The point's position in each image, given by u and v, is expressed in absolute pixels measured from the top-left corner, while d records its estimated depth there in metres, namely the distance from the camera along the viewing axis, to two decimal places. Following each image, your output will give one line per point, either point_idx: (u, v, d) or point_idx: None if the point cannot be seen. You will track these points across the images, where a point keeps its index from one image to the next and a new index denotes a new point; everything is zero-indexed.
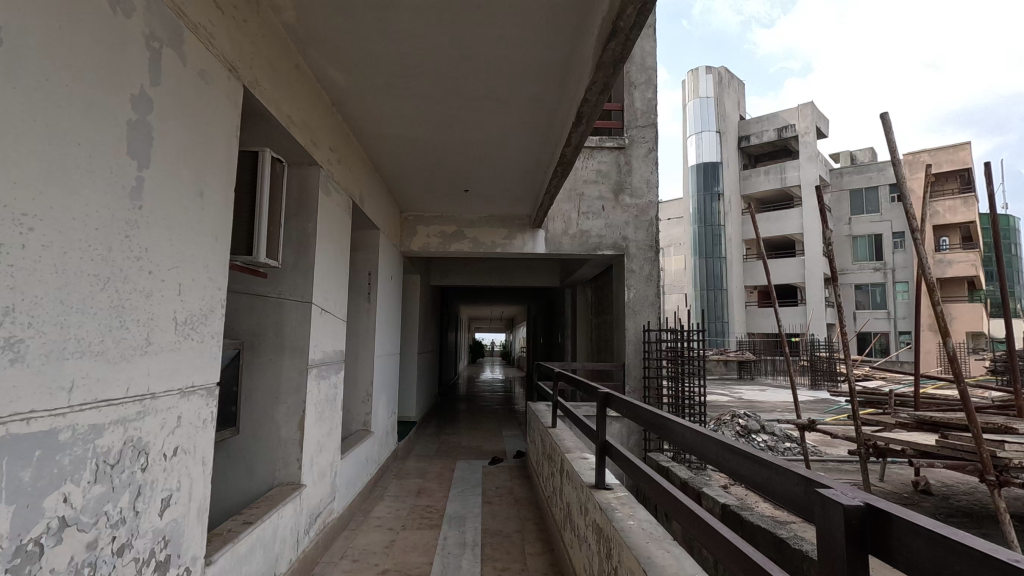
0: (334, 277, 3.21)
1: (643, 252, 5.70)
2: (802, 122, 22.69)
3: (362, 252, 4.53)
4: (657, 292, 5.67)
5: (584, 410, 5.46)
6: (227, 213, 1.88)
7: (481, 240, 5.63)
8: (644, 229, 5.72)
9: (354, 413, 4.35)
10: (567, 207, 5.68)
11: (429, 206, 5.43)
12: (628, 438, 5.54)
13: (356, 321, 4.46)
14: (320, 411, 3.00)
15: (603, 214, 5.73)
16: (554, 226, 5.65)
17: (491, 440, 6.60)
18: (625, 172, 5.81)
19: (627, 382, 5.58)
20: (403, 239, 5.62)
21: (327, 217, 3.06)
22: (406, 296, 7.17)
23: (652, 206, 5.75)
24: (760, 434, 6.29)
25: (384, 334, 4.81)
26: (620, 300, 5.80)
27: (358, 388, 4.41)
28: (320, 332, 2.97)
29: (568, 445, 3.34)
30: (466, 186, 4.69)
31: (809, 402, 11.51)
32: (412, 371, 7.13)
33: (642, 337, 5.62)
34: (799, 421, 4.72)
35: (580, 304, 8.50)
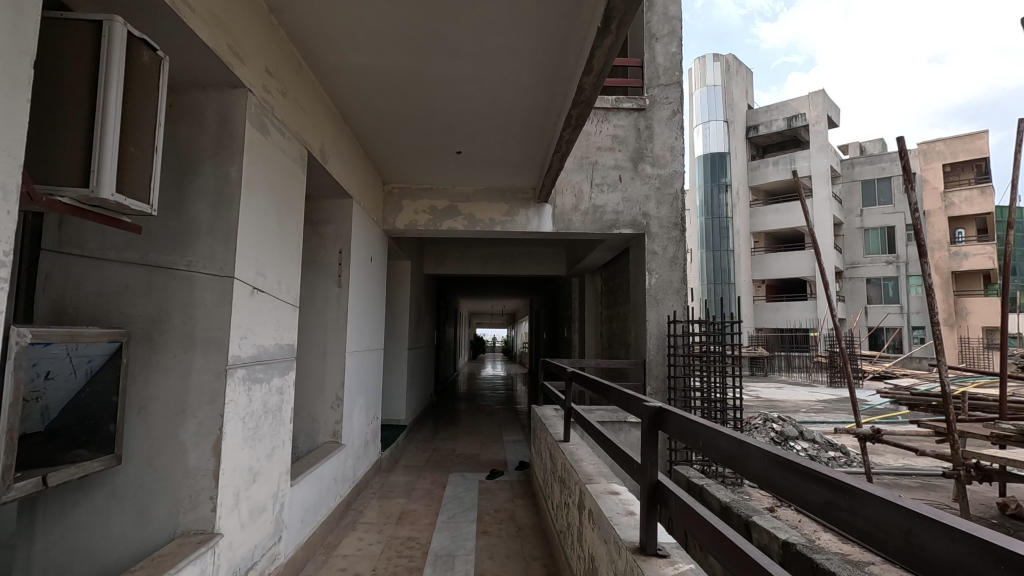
0: (276, 247, 2.40)
1: (666, 231, 4.88)
2: (813, 110, 21.78)
3: (332, 226, 3.73)
4: (683, 278, 4.86)
5: (600, 415, 4.65)
6: (15, 99, 1.07)
7: (478, 217, 4.82)
8: (668, 204, 4.91)
9: (321, 422, 3.59)
10: (578, 178, 4.87)
11: (414, 175, 4.62)
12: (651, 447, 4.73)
13: (324, 311, 3.67)
14: (251, 427, 2.20)
15: (620, 185, 4.91)
16: (563, 201, 4.85)
17: (491, 448, 5.80)
18: (645, 138, 4.99)
19: (649, 384, 4.78)
20: (386, 216, 4.81)
21: (262, 163, 2.24)
22: (394, 284, 6.37)
23: (677, 177, 4.94)
24: (799, 441, 5.49)
25: (361, 326, 4.02)
26: (640, 287, 5.00)
27: (327, 392, 3.61)
28: (251, 319, 2.17)
29: (589, 469, 2.53)
30: (458, 146, 3.90)
31: (832, 400, 10.68)
32: (403, 368, 6.33)
33: (667, 329, 4.81)
34: (858, 430, 3.93)
35: (588, 295, 7.72)
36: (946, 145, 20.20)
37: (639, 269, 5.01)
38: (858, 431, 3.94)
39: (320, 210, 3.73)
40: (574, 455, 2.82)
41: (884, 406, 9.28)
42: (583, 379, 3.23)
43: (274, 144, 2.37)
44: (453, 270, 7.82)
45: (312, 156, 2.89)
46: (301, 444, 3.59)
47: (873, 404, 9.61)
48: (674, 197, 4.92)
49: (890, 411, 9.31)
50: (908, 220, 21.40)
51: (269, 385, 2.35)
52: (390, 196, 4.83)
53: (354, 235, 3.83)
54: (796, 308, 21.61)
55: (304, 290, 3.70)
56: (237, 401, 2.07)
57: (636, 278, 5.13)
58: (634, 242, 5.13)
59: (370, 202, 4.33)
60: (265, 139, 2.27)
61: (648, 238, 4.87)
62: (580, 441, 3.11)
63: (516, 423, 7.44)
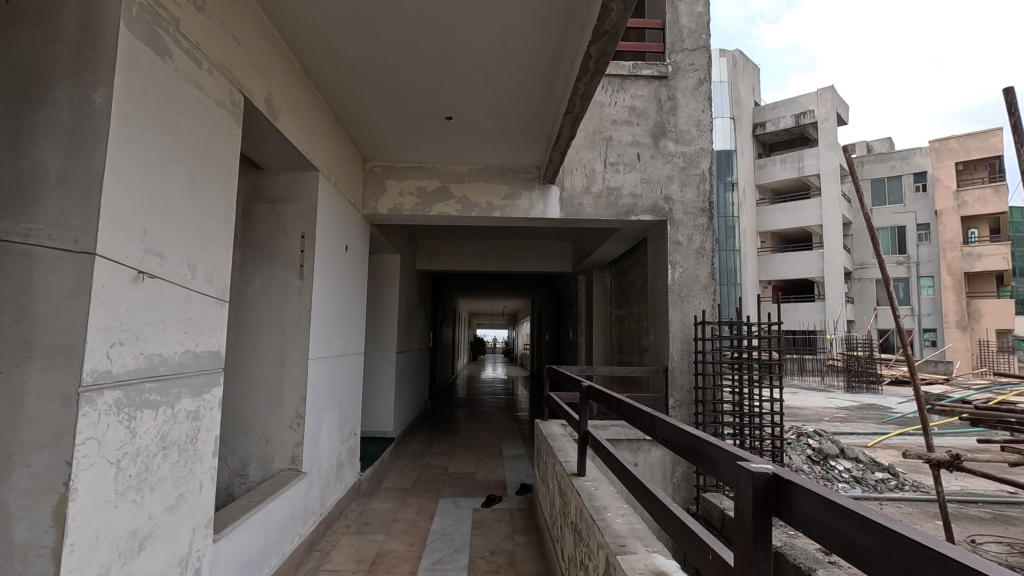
0: (183, 217, 1.73)
1: (692, 217, 4.21)
2: (822, 108, 20.94)
3: (294, 205, 3.06)
4: (711, 272, 4.20)
5: (615, 432, 3.96)
6: None
7: (472, 200, 4.15)
8: (694, 187, 4.24)
9: (276, 446, 2.92)
10: (589, 157, 4.20)
11: (399, 150, 3.95)
12: (675, 470, 4.03)
13: (282, 309, 3.00)
14: (134, 473, 1.52)
15: (639, 164, 4.24)
16: (572, 182, 4.18)
17: (488, 466, 5.11)
18: (666, 111, 4.32)
19: (672, 396, 4.10)
20: (366, 199, 4.13)
21: (156, 94, 1.57)
22: (381, 280, 5.70)
23: (704, 156, 4.27)
24: (840, 461, 4.79)
25: (330, 327, 3.35)
26: (661, 284, 4.32)
27: (285, 408, 2.93)
28: (133, 318, 1.50)
29: (616, 525, 1.85)
30: (449, 109, 3.23)
31: (854, 407, 9.99)
32: (389, 374, 5.66)
33: (693, 331, 4.13)
34: (932, 456, 3.23)
35: (596, 293, 7.07)
36: (959, 143, 19.56)
37: (660, 262, 4.34)
38: (933, 457, 3.24)
39: (280, 187, 3.07)
40: (594, 498, 2.13)
41: (915, 415, 8.59)
42: (607, 398, 2.54)
43: (182, 74, 1.70)
44: (448, 266, 7.17)
45: (252, 105, 2.22)
46: (252, 473, 2.91)
47: (902, 412, 8.91)
48: (700, 179, 4.26)
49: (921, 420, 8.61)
50: (919, 219, 20.56)
51: (170, 411, 1.67)
52: (370, 176, 4.16)
53: (321, 217, 3.16)
54: (806, 309, 20.90)
55: (258, 283, 3.02)
56: (103, 438, 1.39)
57: (656, 273, 4.45)
58: (653, 231, 4.46)
59: (345, 180, 3.64)
60: (163, 62, 1.60)
61: (670, 226, 4.20)
62: (600, 477, 2.42)
63: (516, 434, 6.75)
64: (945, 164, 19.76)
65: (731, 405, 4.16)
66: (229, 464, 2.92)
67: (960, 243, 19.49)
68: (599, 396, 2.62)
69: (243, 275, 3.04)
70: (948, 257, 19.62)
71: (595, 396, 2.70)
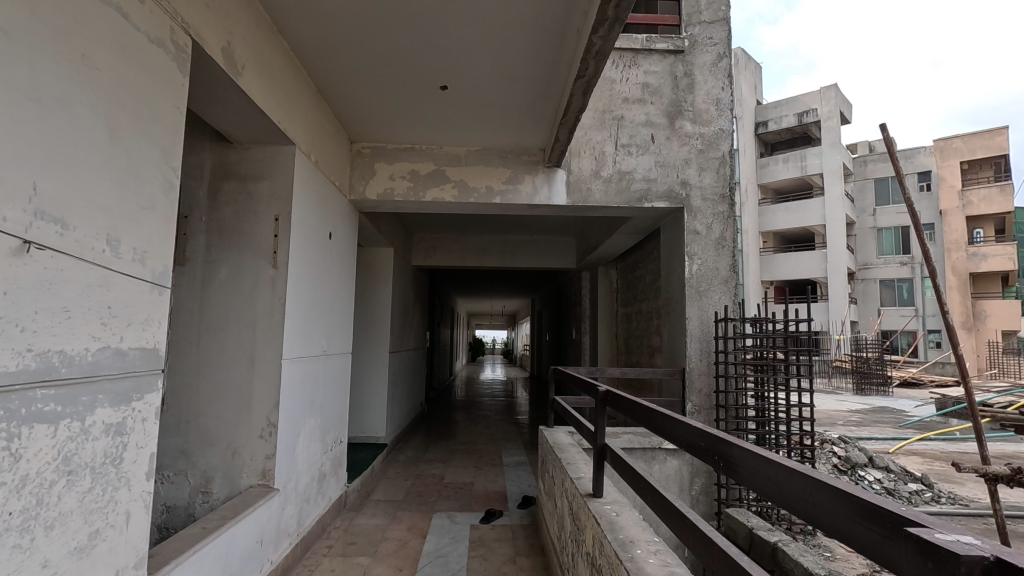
0: (99, 177, 1.35)
1: (711, 204, 3.85)
2: (825, 106, 20.56)
3: (267, 183, 2.68)
4: (732, 265, 3.83)
5: (627, 441, 3.58)
6: None
7: (469, 184, 3.78)
8: (713, 171, 3.87)
9: (245, 459, 2.54)
10: (599, 138, 3.84)
11: (388, 128, 3.57)
12: (693, 482, 3.66)
13: (253, 301, 2.62)
14: (17, 511, 1.14)
15: (653, 146, 3.87)
16: (580, 165, 3.82)
17: (487, 475, 4.74)
18: (683, 88, 3.95)
19: (691, 400, 3.73)
20: (354, 183, 3.76)
21: (53, 9, 1.20)
22: (373, 275, 5.33)
23: (724, 137, 3.91)
24: (869, 470, 4.41)
25: (309, 324, 2.96)
26: (676, 278, 3.95)
27: (254, 416, 2.56)
28: (11, 303, 1.11)
29: (651, 566, 1.47)
30: (444, 76, 2.86)
31: (866, 409, 9.63)
32: (382, 375, 5.29)
33: (713, 329, 3.76)
34: (989, 470, 2.85)
35: (601, 289, 6.70)
36: (965, 142, 19.22)
37: (675, 254, 3.97)
38: (989, 472, 2.87)
39: (252, 163, 2.69)
40: (616, 529, 1.75)
41: (932, 419, 8.21)
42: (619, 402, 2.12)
43: None
44: (445, 261, 6.81)
45: (205, 52, 1.84)
46: (216, 491, 2.53)
47: (918, 416, 8.52)
48: (720, 162, 3.89)
49: (938, 424, 8.23)
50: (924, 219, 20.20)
51: (78, 426, 1.29)
52: (358, 157, 3.78)
53: (299, 199, 2.78)
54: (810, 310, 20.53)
55: (225, 271, 2.63)
56: None
57: (670, 266, 4.08)
58: (667, 220, 4.10)
59: (328, 160, 3.26)
60: None
61: (688, 214, 3.83)
62: (621, 500, 2.04)
63: (516, 440, 6.37)
64: (950, 164, 19.40)
65: (755, 412, 3.77)
66: (189, 480, 2.53)
67: (965, 243, 19.12)
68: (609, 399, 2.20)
69: (208, 263, 2.65)
70: (953, 257, 19.25)
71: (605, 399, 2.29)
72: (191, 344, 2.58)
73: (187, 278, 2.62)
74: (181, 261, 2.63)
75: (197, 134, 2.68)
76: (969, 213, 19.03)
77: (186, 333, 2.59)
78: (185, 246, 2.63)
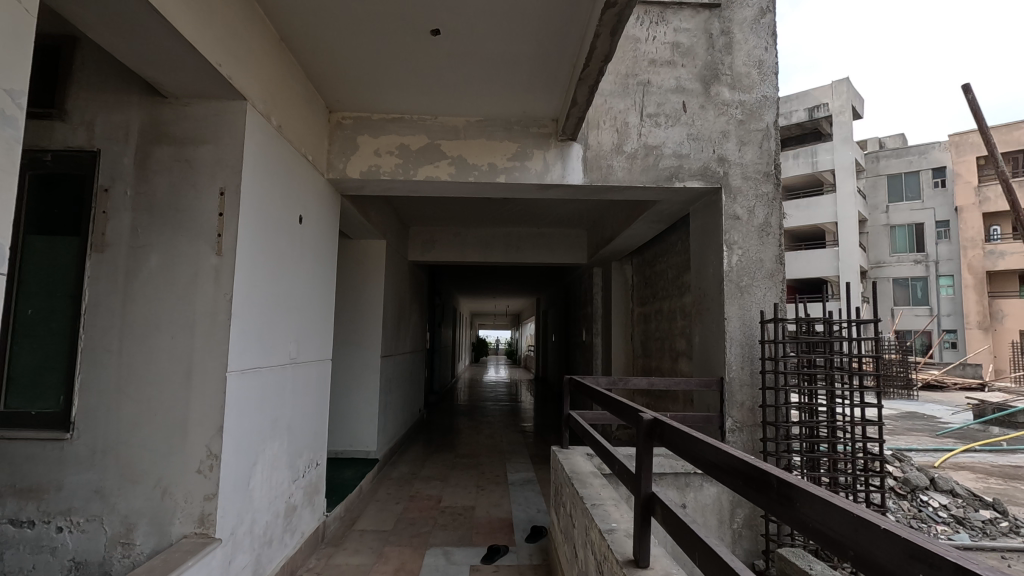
0: None
1: (753, 184, 3.27)
2: (837, 100, 19.63)
3: (210, 147, 2.11)
4: (778, 255, 3.25)
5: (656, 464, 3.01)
6: None
7: (468, 160, 3.22)
8: (755, 146, 3.29)
9: (177, 500, 1.97)
10: (621, 107, 3.27)
11: (372, 92, 3.01)
12: (734, 514, 3.08)
13: (191, 298, 2.05)
14: None
15: (685, 116, 3.28)
16: (598, 139, 3.25)
17: (490, 497, 4.17)
18: (719, 49, 3.38)
19: (731, 416, 3.14)
20: (333, 159, 3.20)
21: None
22: (363, 269, 4.77)
23: (768, 106, 3.32)
24: (932, 494, 3.81)
25: (267, 326, 2.38)
26: (711, 272, 3.37)
27: (190, 445, 1.99)
28: None
29: None
30: (433, 16, 2.28)
31: (895, 416, 8.99)
32: (373, 381, 4.73)
33: (756, 331, 3.19)
34: None
35: (616, 287, 6.12)
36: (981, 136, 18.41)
37: (711, 243, 3.39)
38: None
39: (193, 123, 2.12)
40: None
41: (970, 428, 7.57)
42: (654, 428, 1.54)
43: None
44: (445, 256, 6.25)
45: None
46: (141, 541, 1.97)
47: (954, 424, 7.87)
48: (762, 135, 3.32)
49: (977, 433, 7.59)
50: (939, 216, 19.50)
51: None
52: (339, 129, 3.22)
53: (253, 169, 2.21)
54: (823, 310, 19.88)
55: (156, 260, 2.06)
56: None
57: (703, 258, 3.51)
58: (699, 205, 3.53)
59: (298, 128, 2.70)
60: None
61: (726, 196, 3.25)
62: None
63: (521, 453, 5.79)
64: (965, 159, 18.56)
65: (808, 430, 3.17)
66: (106, 528, 1.97)
67: (981, 241, 18.30)
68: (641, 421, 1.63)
69: (134, 249, 2.07)
70: (969, 254, 18.48)
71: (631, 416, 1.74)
72: (111, 353, 2.01)
73: (106, 269, 2.04)
74: (100, 246, 2.06)
75: (122, 85, 2.11)
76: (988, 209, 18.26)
77: (105, 340, 2.02)
78: (105, 226, 2.06)
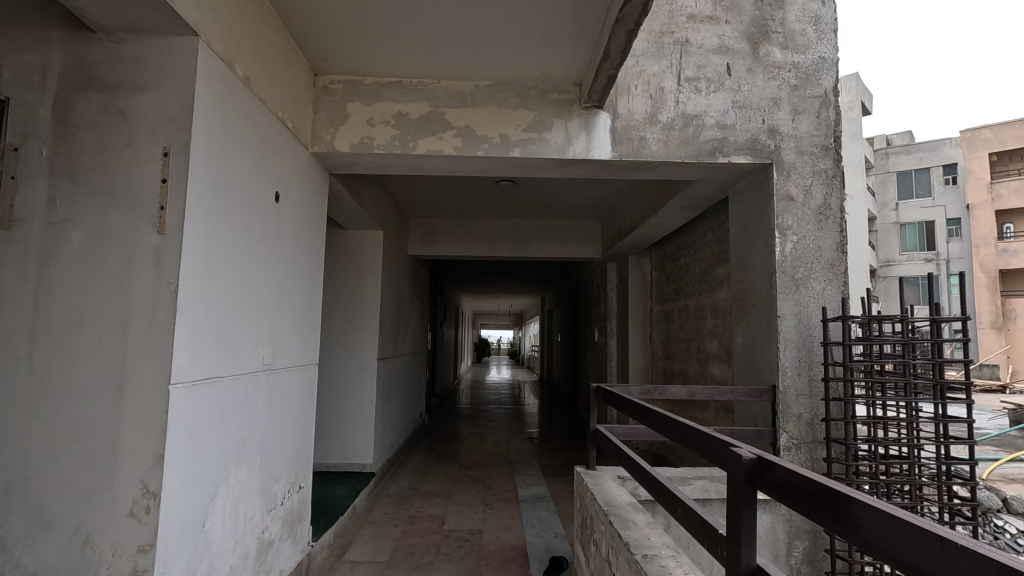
0: None
1: (810, 159, 2.80)
2: (846, 95, 19.03)
3: (152, 96, 1.65)
4: (839, 242, 2.79)
5: (701, 489, 2.54)
6: None
7: (476, 131, 2.75)
8: (811, 115, 2.83)
9: (101, 552, 1.51)
10: (655, 69, 2.82)
11: (364, 50, 2.54)
12: (792, 547, 2.61)
13: (124, 289, 1.59)
14: None
15: (730, 80, 2.82)
16: (629, 106, 2.79)
17: (500, 518, 3.70)
18: (768, 4, 2.91)
19: (786, 431, 2.67)
20: (318, 130, 2.73)
21: None
22: (359, 262, 4.31)
23: (826, 69, 2.86)
24: (1009, 519, 3.33)
25: (228, 326, 1.91)
26: (758, 263, 2.90)
27: (120, 479, 1.53)
28: None
29: None
30: None
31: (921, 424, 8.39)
32: (369, 386, 4.26)
33: (815, 331, 2.71)
34: None
35: (633, 284, 5.64)
36: (993, 133, 17.20)
37: (758, 229, 2.92)
38: None
39: (133, 65, 1.67)
40: None
41: (1008, 437, 7.00)
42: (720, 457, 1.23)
43: None
44: (448, 250, 5.80)
45: None
46: None
47: (988, 434, 7.27)
48: (819, 102, 2.85)
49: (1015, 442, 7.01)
50: (950, 215, 18.75)
51: None
52: (326, 96, 2.75)
53: (210, 127, 1.76)
54: None
55: (81, 240, 1.60)
56: None
57: (748, 247, 3.04)
58: (743, 185, 3.06)
59: (272, 86, 2.24)
60: None
61: (778, 173, 2.78)
62: None
63: (531, 464, 5.33)
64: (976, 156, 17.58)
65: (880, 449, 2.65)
66: None
67: (994, 239, 17.51)
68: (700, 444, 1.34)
69: (51, 227, 1.60)
70: (982, 254, 17.74)
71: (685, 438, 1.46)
72: (19, 361, 1.54)
73: (14, 251, 1.57)
74: (5, 222, 1.57)
75: (38, 14, 1.64)
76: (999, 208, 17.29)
77: (10, 343, 1.55)
78: (12, 195, 1.58)
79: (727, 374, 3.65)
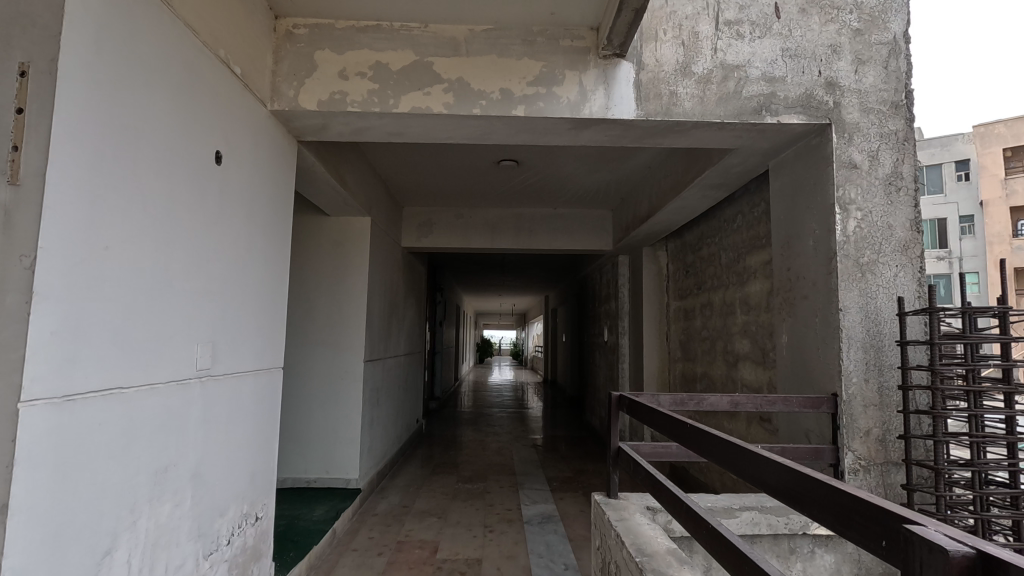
0: None
1: (876, 118, 2.31)
2: None
3: None
4: (914, 218, 2.28)
5: (749, 522, 2.04)
6: None
7: (471, 84, 2.27)
8: (877, 65, 2.34)
9: None
10: (688, 10, 2.33)
11: None
12: None
13: None
14: None
15: (777, 24, 2.34)
16: (656, 54, 2.30)
17: (501, 545, 3.21)
18: None
19: (852, 451, 2.16)
20: (279, 83, 2.24)
21: None
22: (343, 252, 3.83)
23: (894, 10, 2.37)
24: None
25: (134, 320, 1.43)
26: (811, 246, 2.41)
27: None
28: None
29: None
30: None
31: None
32: (354, 392, 3.77)
33: (886, 328, 2.22)
34: None
35: (648, 277, 5.16)
36: (1008, 126, 16.02)
37: (810, 206, 2.43)
38: None
39: None
40: None
41: None
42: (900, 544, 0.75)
43: None
44: (445, 242, 5.32)
45: None
46: None
47: None
48: (887, 50, 2.35)
49: None
50: (963, 211, 17.30)
51: None
52: (288, 43, 2.26)
53: (103, 45, 1.28)
54: None
55: None
56: None
57: (795, 228, 2.54)
58: (790, 154, 2.58)
59: (208, 14, 1.75)
60: None
61: (838, 135, 2.28)
62: None
63: (537, 476, 4.83)
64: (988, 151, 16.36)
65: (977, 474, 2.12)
66: None
67: (1010, 236, 16.14)
68: (842, 512, 0.86)
69: None
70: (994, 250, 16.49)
71: (802, 497, 0.98)
72: None
73: None
74: None
75: None
76: (1013, 204, 15.94)
77: None
78: None
79: (764, 378, 3.16)
